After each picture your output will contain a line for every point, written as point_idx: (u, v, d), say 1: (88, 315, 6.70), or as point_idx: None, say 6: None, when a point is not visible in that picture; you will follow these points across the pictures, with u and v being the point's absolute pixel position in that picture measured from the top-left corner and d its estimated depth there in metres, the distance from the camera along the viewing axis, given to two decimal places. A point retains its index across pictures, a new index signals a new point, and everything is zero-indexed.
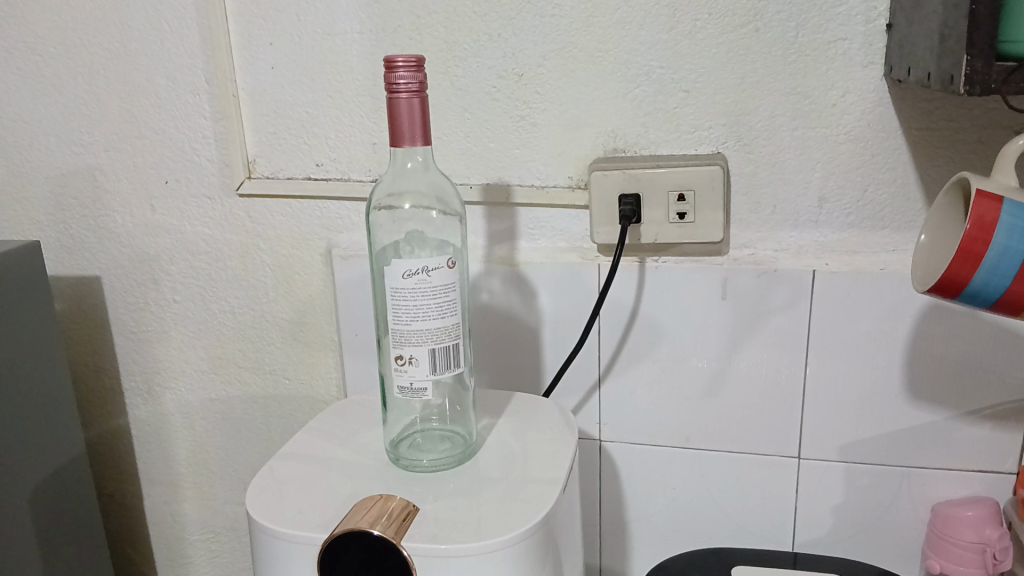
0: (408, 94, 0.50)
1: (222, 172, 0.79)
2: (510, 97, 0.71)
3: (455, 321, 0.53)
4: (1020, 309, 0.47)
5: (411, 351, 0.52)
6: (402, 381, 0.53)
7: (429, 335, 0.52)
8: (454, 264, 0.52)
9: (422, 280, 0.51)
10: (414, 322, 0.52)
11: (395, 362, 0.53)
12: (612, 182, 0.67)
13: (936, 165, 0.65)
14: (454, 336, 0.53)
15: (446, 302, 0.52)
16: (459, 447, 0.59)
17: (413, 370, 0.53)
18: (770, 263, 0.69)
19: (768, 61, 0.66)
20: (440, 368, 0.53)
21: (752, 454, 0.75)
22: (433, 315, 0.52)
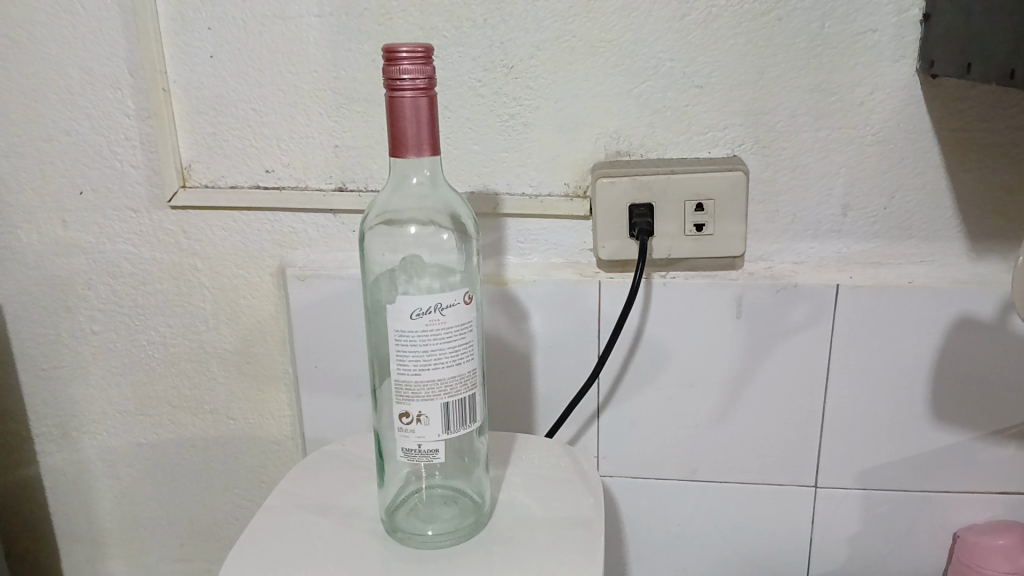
0: (415, 93, 0.40)
1: (151, 180, 0.66)
2: (496, 93, 0.61)
3: (471, 367, 0.44)
4: None
5: (419, 407, 0.43)
6: (409, 443, 0.44)
7: (441, 388, 0.43)
8: (471, 299, 0.43)
9: (434, 320, 0.42)
10: (423, 372, 0.43)
11: (400, 421, 0.44)
12: (621, 189, 0.59)
13: (967, 169, 0.60)
14: (470, 387, 0.45)
15: (461, 345, 0.43)
16: (469, 514, 0.50)
17: (423, 430, 0.44)
18: (789, 278, 0.63)
19: (790, 54, 0.58)
20: (454, 426, 0.44)
21: (765, 484, 0.68)
22: (445, 362, 0.43)
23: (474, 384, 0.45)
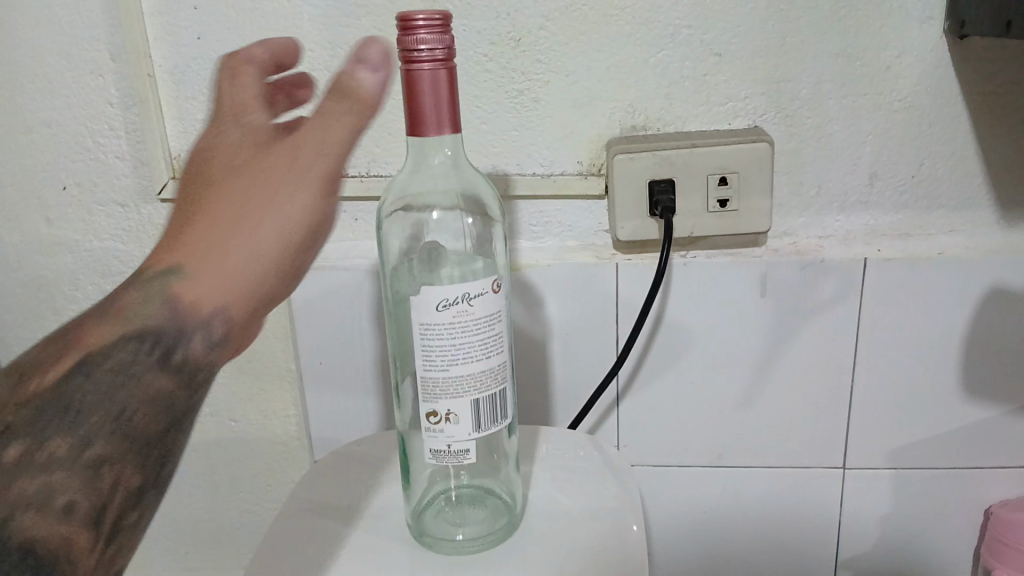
0: (434, 63, 0.37)
1: (138, 171, 0.63)
2: (505, 68, 0.58)
3: (501, 361, 0.42)
4: None
5: (448, 405, 0.41)
6: (437, 444, 0.42)
7: (471, 384, 0.41)
8: (499, 288, 0.41)
9: (462, 312, 0.40)
10: (452, 367, 0.40)
11: (429, 420, 0.42)
12: (639, 166, 0.56)
13: (999, 134, 0.57)
14: (500, 382, 0.42)
15: (491, 337, 0.41)
16: (502, 515, 0.48)
17: (452, 430, 0.41)
18: (816, 253, 0.60)
19: (814, 17, 0.56)
20: (484, 424, 0.42)
21: (792, 467, 0.66)
22: (474, 357, 0.41)
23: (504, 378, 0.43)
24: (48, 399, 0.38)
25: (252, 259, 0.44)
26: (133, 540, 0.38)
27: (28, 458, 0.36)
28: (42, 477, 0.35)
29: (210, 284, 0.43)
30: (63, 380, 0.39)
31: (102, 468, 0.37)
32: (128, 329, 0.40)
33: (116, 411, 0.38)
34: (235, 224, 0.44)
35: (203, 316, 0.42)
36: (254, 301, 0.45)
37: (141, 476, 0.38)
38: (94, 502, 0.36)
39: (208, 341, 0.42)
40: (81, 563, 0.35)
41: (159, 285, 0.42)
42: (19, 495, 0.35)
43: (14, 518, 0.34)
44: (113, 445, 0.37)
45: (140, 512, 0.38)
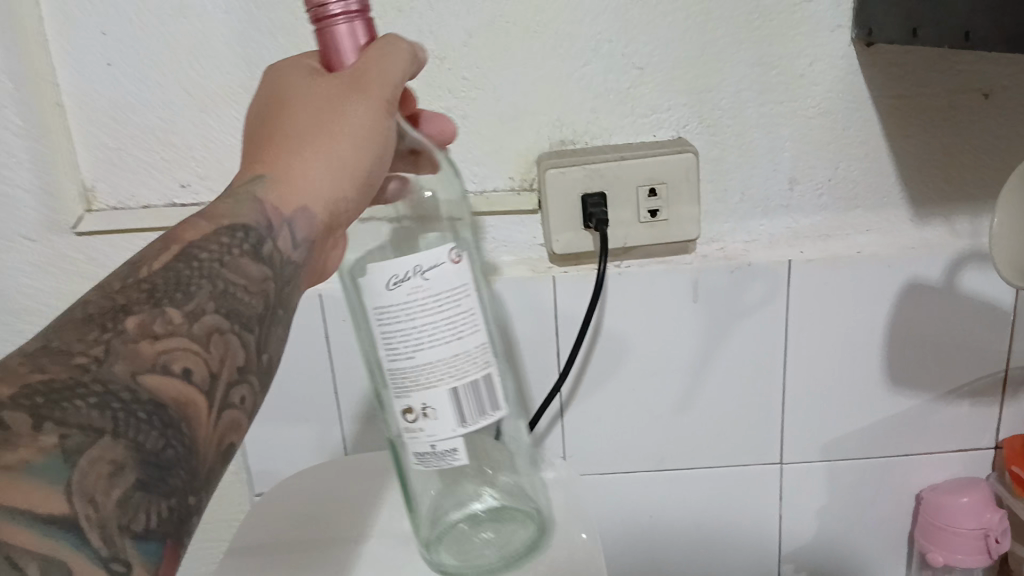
0: (341, 15, 0.37)
1: (47, 204, 0.59)
2: (430, 85, 0.57)
3: (475, 340, 0.42)
4: None
5: (422, 395, 0.42)
6: (422, 444, 0.43)
7: (445, 368, 0.41)
8: (458, 257, 0.41)
9: (418, 285, 0.40)
10: (419, 351, 0.41)
11: (408, 417, 0.42)
12: (571, 179, 0.56)
13: (907, 134, 0.60)
14: (477, 367, 0.42)
15: (457, 315, 0.41)
16: (525, 524, 0.49)
17: (434, 424, 0.42)
18: (743, 257, 0.62)
19: (730, 27, 0.57)
20: (464, 413, 0.42)
21: (732, 467, 0.68)
22: (440, 338, 0.41)
23: (482, 362, 0.42)
24: (152, 278, 0.34)
25: (357, 149, 0.41)
26: (241, 419, 0.34)
27: (148, 324, 0.32)
28: (162, 340, 0.32)
29: (308, 180, 0.40)
30: (166, 262, 0.35)
31: (212, 334, 0.34)
32: (218, 222, 0.38)
33: (215, 286, 0.35)
34: (326, 100, 0.40)
35: (293, 211, 0.40)
36: (337, 208, 0.41)
37: (247, 353, 0.35)
38: (206, 370, 0.33)
39: (293, 239, 0.40)
40: (199, 456, 0.31)
41: (247, 188, 0.40)
42: (140, 351, 0.31)
43: (136, 378, 0.30)
44: (217, 316, 0.34)
45: (246, 392, 0.35)
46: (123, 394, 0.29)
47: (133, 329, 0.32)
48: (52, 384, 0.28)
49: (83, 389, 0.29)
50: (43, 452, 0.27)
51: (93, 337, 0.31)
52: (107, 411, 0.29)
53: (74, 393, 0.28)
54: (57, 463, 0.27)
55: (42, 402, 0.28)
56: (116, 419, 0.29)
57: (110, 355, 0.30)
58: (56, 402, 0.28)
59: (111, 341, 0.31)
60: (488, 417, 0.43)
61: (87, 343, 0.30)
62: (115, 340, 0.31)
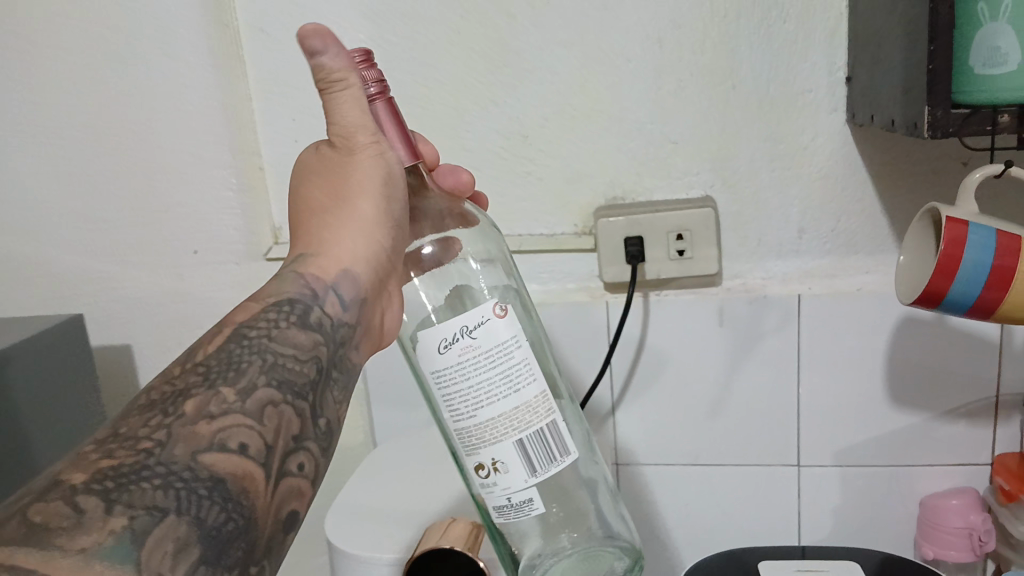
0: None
1: (247, 239, 0.83)
2: (515, 155, 0.78)
3: (532, 393, 0.49)
4: (937, 299, 0.51)
5: (493, 453, 0.49)
6: (502, 497, 0.51)
7: (507, 425, 0.49)
8: (502, 312, 0.49)
9: (468, 345, 0.48)
10: (481, 411, 0.49)
11: (481, 473, 0.51)
12: (616, 226, 0.75)
13: (897, 194, 0.74)
14: (538, 417, 0.50)
15: (511, 369, 0.49)
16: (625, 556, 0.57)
17: (508, 478, 0.50)
18: (760, 290, 0.78)
19: (746, 112, 0.74)
20: (533, 463, 0.50)
21: (757, 466, 0.82)
22: (498, 394, 0.49)
23: (543, 411, 0.50)
24: (206, 363, 0.43)
25: (375, 208, 0.50)
26: (297, 482, 0.42)
27: (204, 405, 0.41)
28: (218, 420, 0.40)
29: (342, 248, 0.50)
30: (220, 346, 0.44)
31: (264, 408, 0.42)
32: (267, 303, 0.47)
33: (263, 360, 0.44)
34: (332, 172, 0.51)
35: (338, 277, 0.50)
36: (377, 260, 0.51)
37: (299, 419, 0.43)
38: (261, 442, 0.41)
39: (340, 299, 0.49)
40: (258, 522, 0.39)
41: (294, 266, 0.50)
42: (198, 431, 0.39)
43: (196, 458, 0.38)
44: (267, 390, 0.42)
45: (303, 458, 0.43)
46: (184, 473, 0.37)
47: (192, 412, 0.40)
48: (120, 470, 0.36)
49: (147, 473, 0.36)
50: (114, 534, 0.34)
51: (158, 423, 0.39)
52: (170, 490, 0.36)
53: (141, 476, 0.36)
54: (125, 541, 0.34)
55: (109, 488, 0.35)
56: (178, 497, 0.36)
57: (172, 439, 0.38)
58: (123, 486, 0.35)
59: (173, 427, 0.39)
60: (557, 462, 0.51)
61: (153, 431, 0.39)
62: (176, 425, 0.39)
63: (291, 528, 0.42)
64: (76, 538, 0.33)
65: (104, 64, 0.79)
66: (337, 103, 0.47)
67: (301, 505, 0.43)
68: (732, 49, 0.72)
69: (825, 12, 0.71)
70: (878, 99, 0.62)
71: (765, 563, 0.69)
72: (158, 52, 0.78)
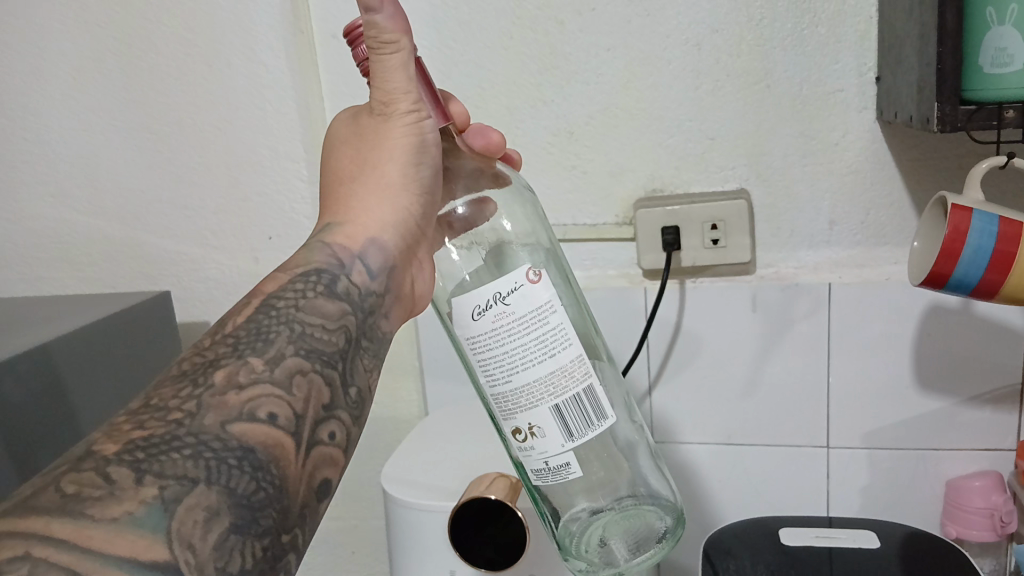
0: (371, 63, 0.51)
1: None
2: (562, 150, 0.84)
3: (568, 357, 0.52)
4: (938, 280, 0.56)
5: (531, 418, 0.53)
6: (541, 460, 0.54)
7: (544, 390, 0.52)
8: (535, 277, 0.52)
9: (502, 311, 0.51)
10: (518, 375, 0.52)
11: (519, 437, 0.54)
12: (654, 216, 0.81)
13: (924, 188, 0.78)
14: (574, 381, 0.53)
15: (547, 335, 0.52)
16: (664, 513, 0.60)
17: (545, 442, 0.53)
18: (792, 278, 0.82)
19: (779, 110, 0.79)
20: (569, 428, 0.53)
21: (788, 446, 0.86)
22: (534, 359, 0.52)
23: (579, 375, 0.53)
24: (236, 333, 0.46)
25: (399, 171, 0.54)
26: (328, 451, 0.45)
27: (234, 375, 0.44)
28: (247, 390, 0.43)
29: (370, 211, 0.55)
30: (249, 316, 0.48)
31: (293, 376, 0.45)
32: (295, 274, 0.51)
33: (291, 331, 0.47)
34: (368, 141, 0.55)
35: (364, 245, 0.54)
36: (404, 226, 0.56)
37: (327, 387, 0.46)
38: (290, 411, 0.44)
39: (367, 268, 0.54)
40: (291, 487, 0.42)
41: (324, 237, 0.54)
42: (229, 401, 0.42)
43: (226, 427, 0.41)
44: (295, 360, 0.46)
45: (333, 427, 0.46)
46: (215, 441, 0.40)
47: (221, 382, 0.43)
48: (152, 440, 0.39)
49: (177, 442, 0.39)
50: (145, 504, 0.36)
51: (189, 394, 0.42)
52: (201, 459, 0.39)
53: (171, 446, 0.39)
54: (157, 510, 0.36)
55: (140, 456, 0.38)
56: (208, 466, 0.39)
57: (202, 409, 0.41)
58: (154, 456, 0.38)
59: (203, 397, 0.42)
60: (594, 426, 0.54)
61: (183, 402, 0.41)
62: (205, 396, 0.42)
63: (325, 496, 0.44)
64: (107, 508, 0.35)
65: (193, 66, 0.88)
66: (386, 66, 0.50)
67: (334, 473, 0.45)
68: (766, 52, 0.77)
69: (856, 17, 0.75)
70: (900, 97, 0.67)
71: (786, 529, 0.77)
72: (240, 55, 0.86)
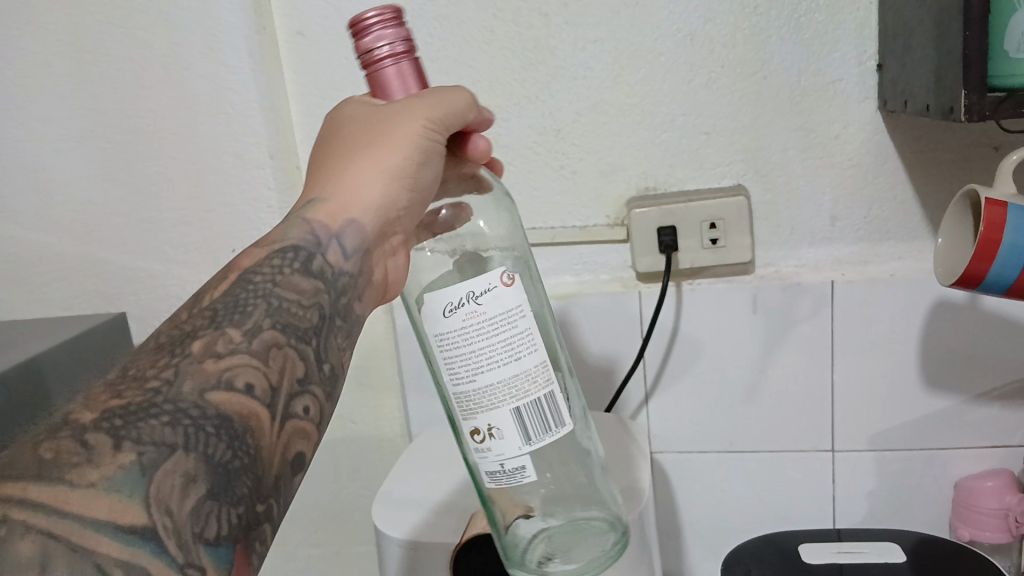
0: (386, 57, 0.44)
1: None
2: (550, 150, 0.79)
3: (532, 362, 0.48)
4: (972, 282, 0.53)
5: (490, 420, 0.48)
6: (492, 463, 0.49)
7: (504, 394, 0.47)
8: (507, 280, 0.47)
9: (472, 311, 0.47)
10: (479, 376, 0.47)
11: (477, 438, 0.49)
12: (650, 217, 0.77)
13: (928, 180, 0.75)
14: (536, 386, 0.48)
15: (513, 339, 0.47)
16: (606, 531, 0.55)
17: (500, 445, 0.48)
18: (793, 277, 0.79)
19: (777, 103, 0.75)
20: (528, 431, 0.48)
21: (791, 451, 0.83)
22: (496, 360, 0.47)
23: (542, 381, 0.48)
24: (213, 306, 0.42)
25: (401, 162, 0.49)
26: (302, 425, 0.42)
27: (212, 345, 0.40)
28: (224, 360, 0.39)
29: (360, 195, 0.50)
30: (226, 290, 0.43)
31: (270, 349, 0.41)
32: (272, 249, 0.46)
33: (269, 303, 0.43)
34: (375, 126, 0.49)
35: (344, 225, 0.48)
36: (387, 216, 0.50)
37: (302, 362, 0.43)
38: (267, 383, 0.40)
39: (343, 250, 0.48)
40: (265, 459, 0.38)
41: (304, 213, 0.49)
42: (207, 371, 0.39)
43: (204, 394, 0.37)
44: (272, 332, 0.42)
45: (309, 402, 0.42)
46: (193, 410, 0.37)
47: (198, 351, 0.39)
48: (129, 407, 0.36)
49: (155, 409, 0.36)
50: (123, 469, 0.33)
51: (166, 363, 0.38)
52: (178, 426, 0.36)
53: (148, 413, 0.36)
54: (135, 474, 0.33)
55: (118, 423, 0.35)
56: (186, 436, 0.36)
57: (179, 376, 0.38)
58: (133, 422, 0.35)
59: (180, 365, 0.38)
60: (552, 431, 0.49)
61: (160, 369, 0.38)
62: (183, 364, 0.38)
63: (298, 470, 0.41)
64: (84, 473, 0.33)
65: (148, 69, 0.81)
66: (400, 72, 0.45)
67: (307, 448, 0.42)
68: (763, 42, 0.74)
69: (855, 3, 0.72)
70: (911, 86, 0.63)
71: (806, 546, 0.73)
72: (200, 55, 0.80)
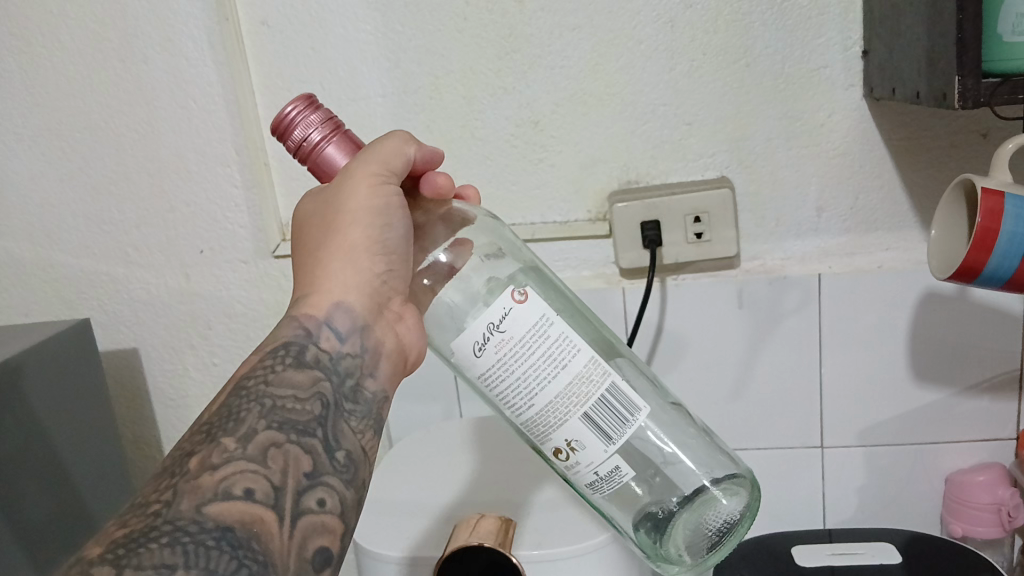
0: (320, 138, 0.46)
1: (256, 236, 0.81)
2: (527, 142, 0.76)
3: (580, 363, 0.49)
4: (970, 273, 0.52)
5: (567, 437, 0.50)
6: (590, 476, 0.52)
7: (567, 404, 0.49)
8: (520, 295, 0.49)
9: (500, 341, 0.48)
10: (537, 397, 0.49)
11: (561, 456, 0.51)
12: (633, 211, 0.74)
13: (916, 168, 0.73)
14: (596, 385, 0.49)
15: (551, 348, 0.49)
16: (726, 494, 0.57)
17: (586, 455, 0.50)
18: (779, 270, 0.77)
19: (760, 90, 0.73)
20: (607, 430, 0.50)
21: (780, 448, 0.81)
22: (546, 376, 0.49)
23: (598, 376, 0.50)
24: (209, 419, 0.43)
25: (364, 230, 0.49)
26: (319, 519, 0.41)
27: (208, 458, 0.40)
28: (221, 470, 0.40)
29: (339, 275, 0.50)
30: (222, 401, 0.44)
31: (267, 450, 0.41)
32: (264, 352, 0.47)
33: (263, 405, 0.43)
34: (324, 205, 0.49)
35: (330, 310, 0.49)
36: (373, 287, 0.50)
37: (308, 455, 0.42)
38: (268, 485, 0.40)
39: (336, 332, 0.48)
40: (276, 565, 0.38)
41: (292, 309, 0.50)
42: (204, 484, 0.39)
43: (202, 509, 0.38)
44: (269, 433, 0.42)
45: (322, 494, 0.42)
46: (191, 526, 0.37)
47: (195, 467, 0.40)
48: (131, 535, 0.36)
49: (155, 533, 0.36)
50: None
51: (167, 484, 0.39)
52: (178, 545, 0.36)
53: (148, 537, 0.36)
54: None
55: (119, 552, 0.35)
56: (186, 555, 0.35)
57: (177, 496, 0.38)
58: (133, 550, 0.35)
59: (179, 484, 0.39)
60: (631, 422, 0.51)
61: (161, 493, 0.39)
62: (181, 482, 0.39)
63: (324, 565, 0.40)
64: None
65: (103, 62, 0.77)
66: (340, 148, 0.47)
67: (331, 541, 0.41)
68: (746, 27, 0.71)
69: None
70: (901, 72, 0.61)
71: (799, 547, 0.72)
72: (159, 48, 0.76)
